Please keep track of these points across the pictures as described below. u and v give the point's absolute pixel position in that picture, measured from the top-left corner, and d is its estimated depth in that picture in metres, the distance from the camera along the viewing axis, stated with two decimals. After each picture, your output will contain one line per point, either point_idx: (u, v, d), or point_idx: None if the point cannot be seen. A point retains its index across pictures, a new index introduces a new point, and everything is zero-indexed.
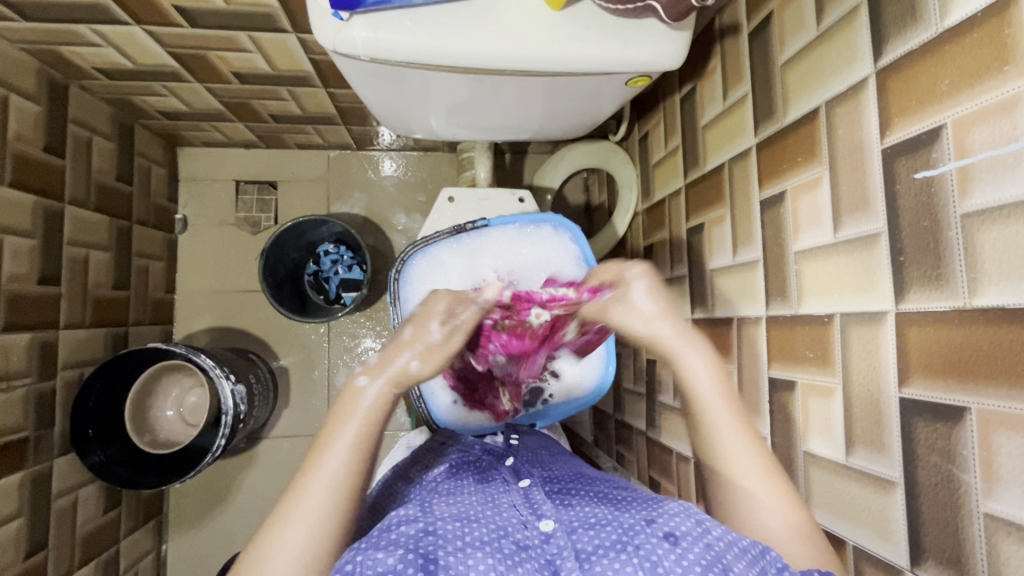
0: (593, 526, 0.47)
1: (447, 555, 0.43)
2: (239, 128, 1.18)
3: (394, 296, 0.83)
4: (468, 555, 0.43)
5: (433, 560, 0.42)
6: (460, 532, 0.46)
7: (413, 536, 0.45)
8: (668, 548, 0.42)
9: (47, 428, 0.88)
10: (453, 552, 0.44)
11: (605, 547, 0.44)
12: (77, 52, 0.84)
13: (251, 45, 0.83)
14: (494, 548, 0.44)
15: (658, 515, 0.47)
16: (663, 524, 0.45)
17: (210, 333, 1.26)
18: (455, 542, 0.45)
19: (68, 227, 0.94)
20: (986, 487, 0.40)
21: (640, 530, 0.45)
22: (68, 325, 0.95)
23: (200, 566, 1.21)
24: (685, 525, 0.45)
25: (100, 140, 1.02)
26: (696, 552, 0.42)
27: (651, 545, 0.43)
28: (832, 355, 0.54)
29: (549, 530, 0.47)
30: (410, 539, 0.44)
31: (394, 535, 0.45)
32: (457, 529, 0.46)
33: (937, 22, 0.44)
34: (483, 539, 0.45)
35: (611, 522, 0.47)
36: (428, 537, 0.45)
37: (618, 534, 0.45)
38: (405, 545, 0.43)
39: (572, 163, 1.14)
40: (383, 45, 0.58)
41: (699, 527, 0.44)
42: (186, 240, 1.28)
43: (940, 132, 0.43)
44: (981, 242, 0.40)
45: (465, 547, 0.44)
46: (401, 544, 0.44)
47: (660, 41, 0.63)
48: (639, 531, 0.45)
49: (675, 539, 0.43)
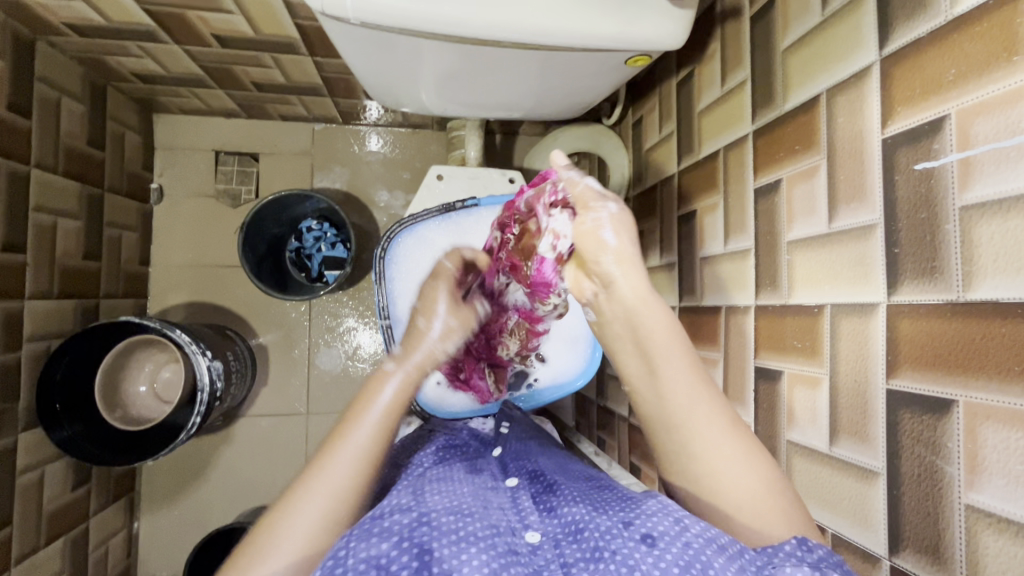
0: (575, 534, 0.45)
1: (441, 547, 0.42)
2: (220, 96, 1.13)
3: (379, 275, 0.80)
4: (462, 548, 0.42)
5: (428, 551, 0.41)
6: (455, 525, 0.45)
7: (408, 526, 0.45)
8: (646, 551, 0.41)
9: (11, 402, 0.85)
10: (447, 545, 0.43)
11: (584, 558, 0.42)
12: (44, 5, 0.79)
13: (233, 5, 0.79)
14: (488, 544, 0.43)
15: (636, 517, 0.45)
16: (641, 525, 0.44)
17: (187, 308, 1.23)
18: (451, 534, 0.44)
19: (34, 192, 0.90)
20: (969, 479, 0.40)
21: (617, 535, 0.43)
22: (35, 295, 0.91)
23: (174, 543, 1.19)
24: (663, 524, 0.43)
25: (69, 101, 0.97)
26: (673, 552, 0.41)
27: (627, 549, 0.41)
28: (820, 345, 0.54)
29: (536, 541, 0.45)
30: (404, 527, 0.44)
31: (388, 523, 0.45)
32: (453, 521, 0.46)
33: (947, 10, 0.43)
34: (476, 535, 0.44)
35: (589, 525, 0.45)
36: (422, 527, 0.45)
37: (596, 540, 0.43)
38: (400, 534, 0.43)
39: (563, 145, 1.12)
40: (374, 9, 0.55)
41: (677, 526, 0.43)
42: (162, 211, 1.23)
43: (943, 123, 0.43)
44: (978, 236, 0.40)
45: (460, 542, 0.43)
46: (394, 533, 0.44)
47: (663, 19, 0.61)
48: (615, 535, 0.43)
49: (653, 540, 0.42)
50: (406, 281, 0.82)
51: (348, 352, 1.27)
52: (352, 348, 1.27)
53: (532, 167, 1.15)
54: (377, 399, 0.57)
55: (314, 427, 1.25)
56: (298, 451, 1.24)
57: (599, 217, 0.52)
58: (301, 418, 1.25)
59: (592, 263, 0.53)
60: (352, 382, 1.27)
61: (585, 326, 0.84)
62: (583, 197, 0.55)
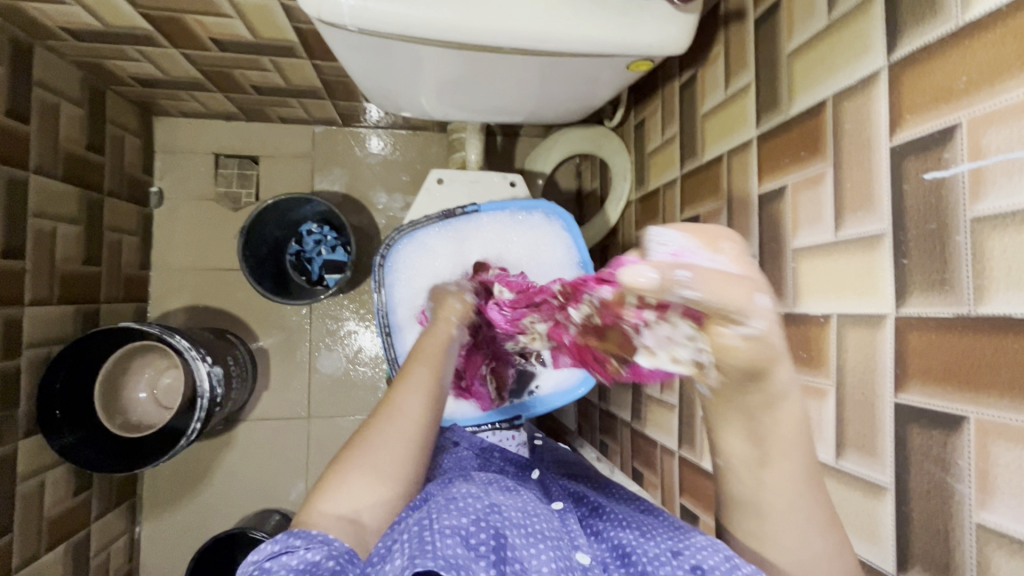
0: (624, 557, 0.46)
1: (515, 537, 0.44)
2: (220, 99, 1.13)
3: (378, 282, 0.79)
4: (532, 543, 0.44)
5: (503, 539, 0.43)
6: (524, 520, 0.46)
7: (484, 508, 0.46)
8: None
9: (10, 408, 0.84)
10: (520, 537, 0.44)
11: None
12: (41, 9, 0.78)
13: (231, 9, 0.78)
14: (553, 546, 0.44)
15: (684, 547, 0.45)
16: (690, 556, 0.44)
17: (187, 312, 1.22)
18: (522, 529, 0.45)
19: (33, 197, 0.89)
20: (980, 498, 0.39)
21: (665, 562, 0.44)
22: (35, 301, 0.90)
23: (175, 548, 1.19)
24: (714, 559, 0.43)
25: (68, 106, 0.96)
26: None
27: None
28: (826, 356, 0.53)
29: (587, 562, 0.45)
30: (480, 509, 0.45)
31: (467, 499, 0.46)
32: (522, 517, 0.46)
33: (957, 15, 0.42)
34: (545, 534, 0.45)
35: (638, 550, 0.46)
36: (495, 514, 0.45)
37: (647, 565, 0.44)
38: (479, 513, 0.45)
39: (565, 148, 1.11)
40: (372, 15, 0.54)
41: (727, 563, 0.42)
42: (162, 214, 1.23)
43: (954, 132, 0.42)
44: (990, 248, 0.39)
45: (531, 536, 0.44)
46: (473, 510, 0.45)
47: (665, 24, 0.60)
48: (664, 562, 0.44)
49: (702, 573, 0.42)
50: (406, 288, 0.81)
51: (349, 355, 1.27)
52: (353, 351, 1.27)
53: (533, 169, 1.14)
54: (418, 366, 0.60)
55: (315, 431, 1.25)
56: (299, 455, 1.24)
57: (730, 333, 0.37)
58: (302, 422, 1.25)
59: (723, 369, 0.39)
60: (353, 386, 1.27)
61: None
62: (716, 311, 0.36)
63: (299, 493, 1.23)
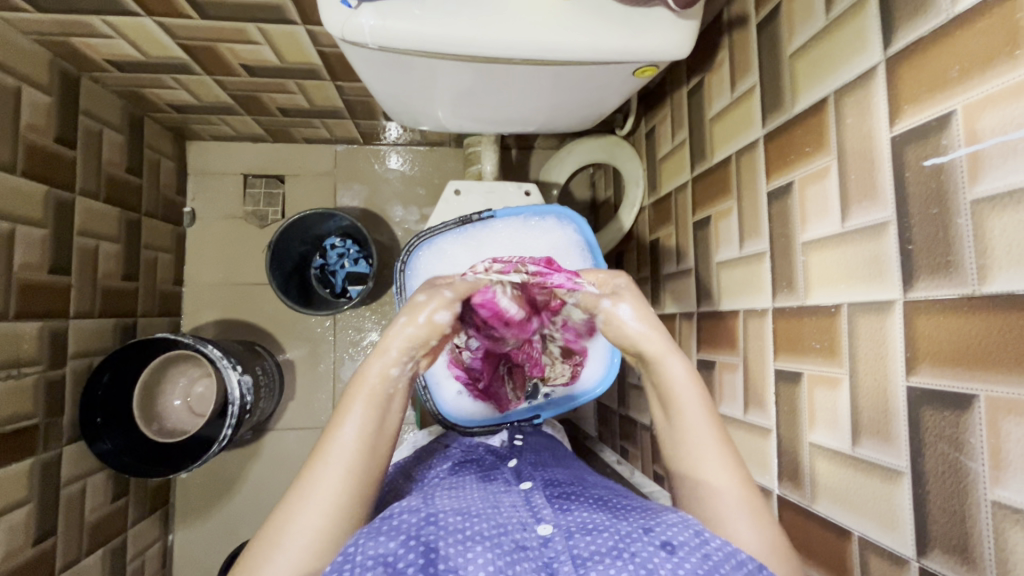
0: (591, 531, 0.46)
1: (448, 545, 0.44)
2: (248, 122, 1.19)
3: (400, 287, 0.83)
4: (468, 547, 0.43)
5: (434, 549, 0.43)
6: (461, 525, 0.46)
7: (415, 525, 0.46)
8: (665, 557, 0.42)
9: (56, 416, 0.89)
10: (454, 543, 0.44)
11: (601, 553, 0.43)
12: (87, 43, 0.85)
13: (260, 36, 0.83)
14: (494, 543, 0.45)
15: (655, 524, 0.47)
16: (661, 533, 0.45)
17: (218, 325, 1.27)
18: (456, 534, 0.45)
19: (78, 217, 0.95)
20: (994, 475, 0.40)
21: (637, 538, 0.45)
22: (79, 315, 0.96)
23: (206, 555, 1.22)
24: (682, 534, 0.45)
25: (110, 132, 1.03)
26: (691, 563, 0.42)
27: (647, 554, 0.43)
28: (839, 345, 0.54)
29: (548, 534, 0.47)
30: (411, 527, 0.45)
31: (397, 521, 0.46)
32: (459, 522, 0.47)
33: (948, 8, 0.44)
34: (483, 533, 0.46)
35: (609, 529, 0.46)
36: (429, 527, 0.46)
37: (616, 541, 0.44)
38: (408, 533, 0.44)
39: (578, 157, 1.13)
40: (391, 33, 0.58)
41: (697, 538, 0.45)
42: (194, 233, 1.29)
43: (950, 119, 0.43)
44: (990, 229, 0.40)
45: (466, 539, 0.45)
46: (402, 532, 0.45)
47: (668, 31, 0.63)
48: (635, 539, 0.45)
49: (672, 548, 0.44)
50: None
51: None
52: None
53: (547, 180, 1.17)
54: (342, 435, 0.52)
55: None
56: None
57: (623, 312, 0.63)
58: None
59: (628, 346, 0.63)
60: None
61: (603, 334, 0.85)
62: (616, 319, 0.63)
63: None
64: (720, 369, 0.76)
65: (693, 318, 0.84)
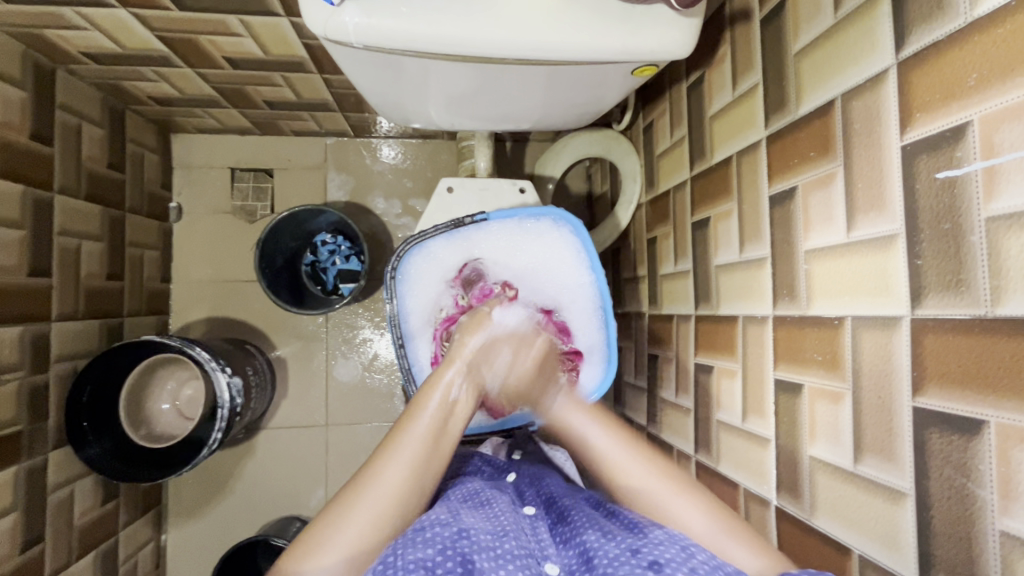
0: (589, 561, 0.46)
1: (484, 560, 0.44)
2: (234, 115, 1.15)
3: (390, 294, 0.80)
4: (502, 565, 0.44)
5: (471, 562, 0.43)
6: (495, 542, 0.46)
7: (451, 537, 0.45)
8: None
9: (40, 422, 0.87)
10: (489, 559, 0.44)
11: None
12: (62, 36, 0.81)
13: (242, 29, 0.80)
14: (523, 564, 0.45)
15: (643, 544, 0.46)
16: (648, 552, 0.45)
17: (208, 323, 1.25)
18: (491, 550, 0.45)
19: (57, 216, 0.92)
20: (1003, 504, 0.38)
21: (624, 562, 0.44)
22: (61, 317, 0.93)
23: (200, 555, 1.21)
24: (670, 552, 0.45)
25: (89, 127, 0.99)
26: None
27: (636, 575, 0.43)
28: (841, 359, 0.52)
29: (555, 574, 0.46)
30: (447, 538, 0.45)
31: (432, 532, 0.45)
32: (492, 539, 0.46)
33: (965, 11, 0.41)
34: (513, 553, 0.45)
35: (599, 553, 0.46)
36: (464, 539, 0.45)
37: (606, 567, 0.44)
38: (445, 543, 0.44)
39: (574, 150, 1.10)
40: (377, 32, 0.55)
41: (683, 553, 0.45)
42: (182, 228, 1.26)
43: (965, 130, 0.41)
44: (1006, 249, 0.38)
45: (500, 557, 0.45)
46: (439, 542, 0.44)
47: (668, 29, 0.60)
48: (622, 562, 0.44)
49: (659, 567, 0.43)
50: (417, 298, 0.82)
51: (365, 362, 1.28)
52: (369, 358, 1.29)
53: (543, 174, 1.14)
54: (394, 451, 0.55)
55: (334, 439, 1.27)
56: (318, 462, 1.26)
57: None
58: (320, 429, 1.26)
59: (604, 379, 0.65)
60: (369, 393, 1.28)
61: (599, 335, 0.83)
62: None
63: (319, 500, 1.25)
64: (718, 375, 0.74)
65: (690, 321, 0.83)
